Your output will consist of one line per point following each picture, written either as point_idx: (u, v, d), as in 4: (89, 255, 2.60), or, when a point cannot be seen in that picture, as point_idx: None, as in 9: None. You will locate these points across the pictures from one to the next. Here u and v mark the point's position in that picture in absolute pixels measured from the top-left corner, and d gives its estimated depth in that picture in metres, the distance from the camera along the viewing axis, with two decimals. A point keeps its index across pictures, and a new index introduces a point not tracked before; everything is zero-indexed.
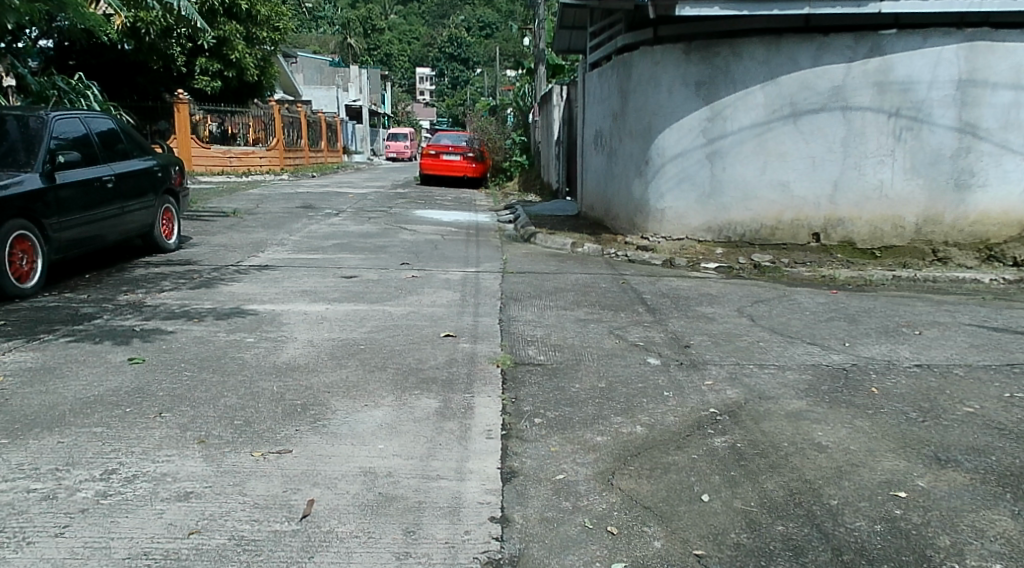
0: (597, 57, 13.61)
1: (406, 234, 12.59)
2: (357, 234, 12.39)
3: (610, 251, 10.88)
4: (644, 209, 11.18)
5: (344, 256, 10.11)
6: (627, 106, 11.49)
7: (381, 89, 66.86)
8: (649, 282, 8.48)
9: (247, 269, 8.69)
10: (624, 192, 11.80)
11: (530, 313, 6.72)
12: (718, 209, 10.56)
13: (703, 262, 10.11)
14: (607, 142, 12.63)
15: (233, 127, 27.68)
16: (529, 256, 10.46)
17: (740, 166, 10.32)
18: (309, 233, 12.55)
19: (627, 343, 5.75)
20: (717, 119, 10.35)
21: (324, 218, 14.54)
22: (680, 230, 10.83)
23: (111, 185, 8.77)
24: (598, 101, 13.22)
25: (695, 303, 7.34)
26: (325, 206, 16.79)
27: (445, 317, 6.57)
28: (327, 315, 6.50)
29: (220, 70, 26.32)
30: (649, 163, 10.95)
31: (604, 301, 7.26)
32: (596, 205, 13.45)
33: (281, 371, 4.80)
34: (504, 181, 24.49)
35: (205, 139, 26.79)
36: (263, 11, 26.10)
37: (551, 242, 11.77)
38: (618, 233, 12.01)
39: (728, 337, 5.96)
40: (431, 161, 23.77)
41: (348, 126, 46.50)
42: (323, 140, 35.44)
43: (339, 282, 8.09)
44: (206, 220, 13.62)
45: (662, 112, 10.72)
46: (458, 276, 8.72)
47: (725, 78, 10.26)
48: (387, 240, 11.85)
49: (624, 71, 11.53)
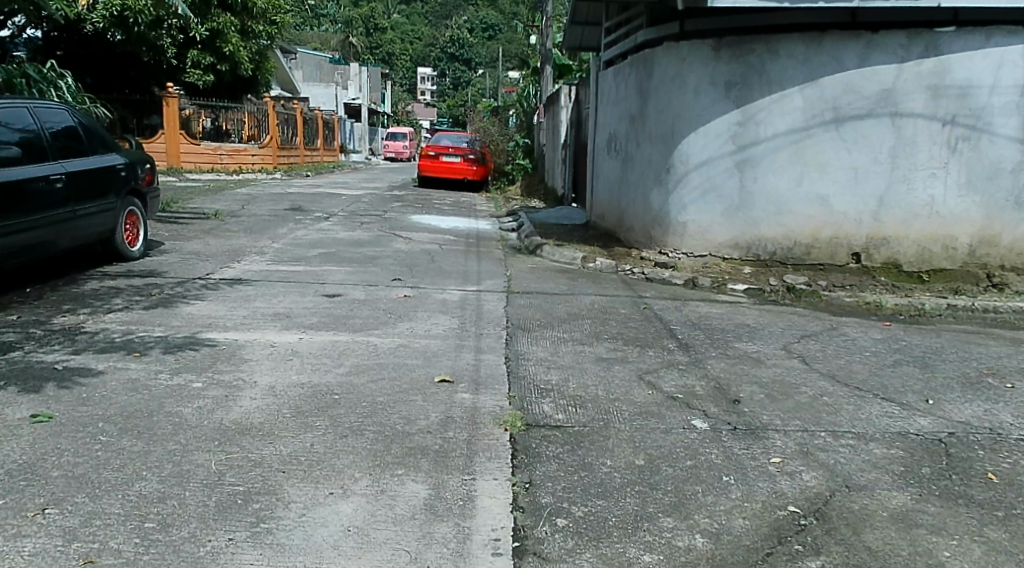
0: (611, 55, 12.63)
1: (401, 243, 11.54)
2: (346, 242, 11.32)
3: (624, 268, 9.84)
4: (664, 222, 10.13)
5: (329, 269, 9.04)
6: (648, 108, 10.45)
7: (381, 88, 65.90)
8: (675, 309, 7.43)
9: (216, 286, 7.65)
10: (641, 202, 10.77)
11: (541, 349, 5.67)
12: (747, 224, 9.51)
13: (730, 283, 9.06)
14: (622, 148, 11.58)
15: (226, 123, 26.22)
16: (536, 272, 9.42)
17: (774, 176, 9.28)
18: (294, 239, 11.50)
19: (661, 395, 4.67)
20: (749, 123, 9.32)
21: (313, 223, 13.48)
22: (704, 246, 9.78)
23: (61, 186, 7.72)
24: (613, 102, 12.16)
25: (733, 337, 6.26)
26: (315, 209, 15.71)
27: (440, 352, 5.51)
28: (299, 349, 5.43)
29: (213, 64, 25.20)
30: (671, 171, 9.91)
31: (626, 334, 6.20)
32: (607, 214, 12.42)
33: (226, 435, 3.74)
34: (505, 185, 23.41)
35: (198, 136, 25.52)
36: (260, 5, 25.13)
37: (559, 255, 10.73)
38: (633, 248, 10.95)
39: (784, 389, 4.87)
40: (431, 162, 22.69)
41: (345, 125, 45.46)
42: (319, 138, 34.33)
43: (319, 302, 7.03)
44: (184, 224, 12.57)
45: (687, 115, 9.69)
46: (456, 296, 7.68)
47: (759, 78, 9.24)
48: (379, 249, 10.80)
49: (645, 70, 10.50)
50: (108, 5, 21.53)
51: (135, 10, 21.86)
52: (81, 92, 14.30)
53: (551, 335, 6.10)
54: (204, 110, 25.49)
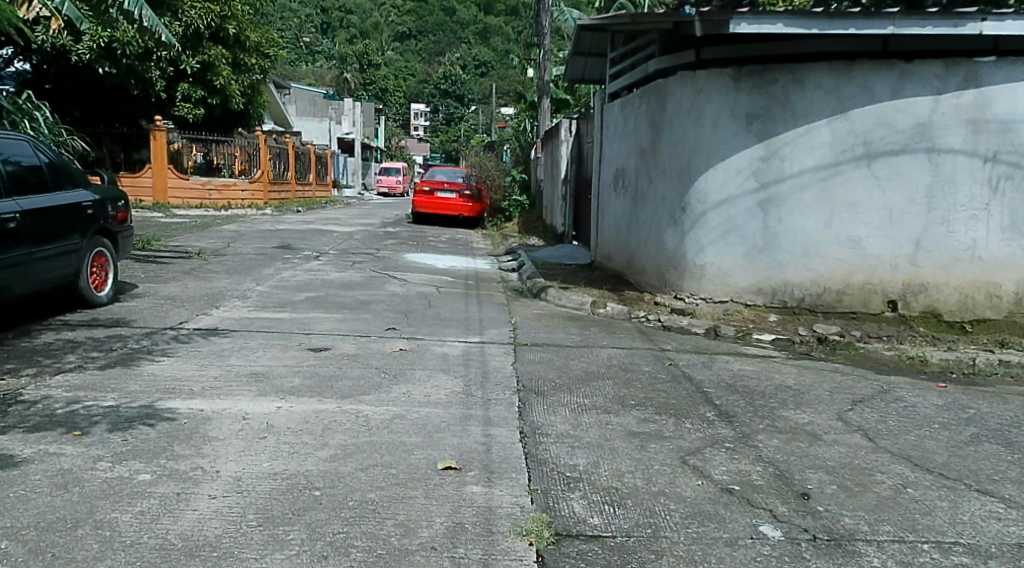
0: (618, 87, 12.01)
1: (395, 285, 10.75)
2: (337, 284, 10.55)
3: (637, 315, 9.08)
4: (679, 264, 9.34)
5: (317, 315, 8.26)
6: (660, 142, 9.71)
7: (374, 123, 65.56)
8: (703, 366, 6.63)
9: (190, 337, 6.84)
10: (653, 242, 10.00)
11: (560, 421, 4.86)
12: (771, 268, 8.72)
13: (755, 333, 8.29)
14: (632, 184, 10.80)
15: (217, 157, 25.18)
16: (543, 320, 8.66)
17: (800, 218, 8.50)
18: (281, 281, 10.70)
19: (714, 487, 3.87)
20: (772, 159, 8.55)
21: (302, 263, 12.67)
22: (723, 291, 8.98)
23: (14, 227, 6.90)
24: (621, 136, 11.42)
25: (776, 403, 5.45)
26: (304, 247, 14.94)
27: (442, 425, 4.69)
28: (275, 421, 4.59)
29: (204, 97, 24.44)
30: (686, 211, 9.16)
31: (655, 402, 5.40)
32: (614, 254, 11.66)
33: (168, 559, 3.03)
34: (503, 222, 22.42)
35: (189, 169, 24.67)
36: (253, 37, 24.71)
37: (566, 300, 9.94)
38: (646, 291, 10.14)
39: (858, 476, 4.07)
40: (425, 199, 21.99)
41: (339, 159, 44.84)
42: (311, 173, 33.61)
43: (303, 358, 6.22)
44: (164, 264, 11.78)
45: (703, 149, 8.93)
46: (457, 350, 6.87)
47: (783, 109, 8.46)
48: (372, 292, 10.01)
49: (657, 101, 9.78)
50: (96, 36, 20.72)
51: (123, 41, 21.10)
52: (59, 124, 13.54)
53: (570, 402, 5.30)
54: (196, 144, 24.64)
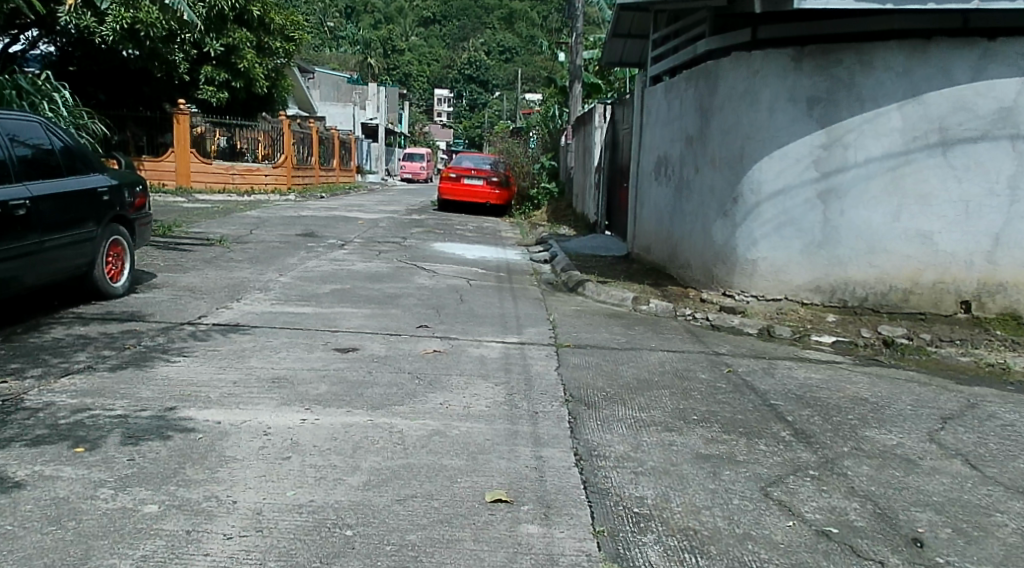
0: (660, 71, 11.60)
1: (425, 276, 10.26)
2: (364, 276, 10.04)
3: (684, 312, 8.55)
4: (728, 259, 8.85)
5: (344, 310, 7.75)
6: (710, 129, 9.26)
7: (398, 108, 65.05)
8: (766, 373, 6.10)
9: (208, 334, 6.36)
10: (697, 236, 9.51)
11: (618, 441, 4.32)
12: (831, 264, 8.26)
13: (814, 335, 7.75)
14: (675, 173, 10.33)
15: (241, 142, 24.84)
16: (584, 317, 8.14)
17: (865, 211, 8.08)
18: (306, 271, 10.22)
19: (809, 531, 3.36)
20: (836, 147, 8.14)
21: (326, 252, 12.18)
22: (777, 288, 8.52)
23: (23, 214, 6.42)
24: (663, 123, 10.95)
25: (856, 421, 4.92)
26: (328, 234, 14.44)
27: (488, 444, 4.17)
28: (300, 438, 4.08)
29: (227, 80, 24.02)
30: (738, 202, 8.69)
31: (720, 417, 4.87)
32: (652, 246, 11.16)
33: None
34: (531, 210, 21.73)
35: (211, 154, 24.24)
36: (278, 20, 24.24)
37: (605, 295, 9.40)
38: (688, 287, 9.64)
39: (973, 515, 3.58)
40: (452, 186, 21.44)
41: (362, 144, 44.36)
42: (335, 158, 33.20)
43: (329, 361, 5.70)
44: (184, 250, 11.32)
45: (759, 136, 8.49)
46: (496, 352, 6.36)
47: (849, 92, 8.05)
48: (401, 284, 9.51)
49: (707, 85, 9.36)
50: (119, 18, 20.23)
51: (146, 24, 20.48)
52: (77, 106, 13.04)
53: (626, 416, 4.77)
54: (220, 128, 24.21)
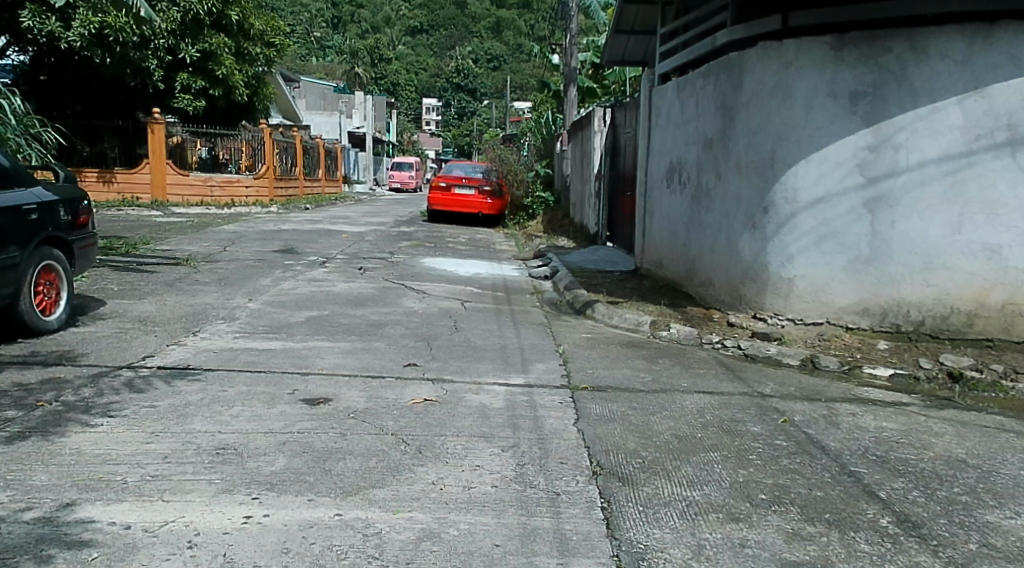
0: (668, 67, 10.58)
1: (413, 299, 9.16)
2: (345, 299, 8.92)
3: (710, 340, 7.52)
4: (759, 277, 7.81)
5: (320, 344, 6.63)
6: (733, 129, 8.21)
7: (386, 117, 64.09)
8: (829, 425, 5.03)
9: (152, 380, 5.23)
10: (719, 250, 8.46)
11: (666, 540, 3.30)
12: (879, 282, 7.22)
13: (867, 368, 6.75)
14: (691, 179, 9.25)
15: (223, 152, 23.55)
16: (597, 348, 7.06)
17: (920, 221, 7.02)
18: (280, 294, 9.10)
19: None
20: (883, 148, 7.10)
21: (304, 270, 11.04)
22: (818, 311, 7.49)
23: None
24: (676, 124, 9.85)
25: (968, 499, 3.88)
26: (308, 250, 13.32)
27: (496, 556, 3.10)
28: (238, 554, 3.01)
29: (205, 88, 22.86)
30: (769, 211, 7.66)
31: (794, 496, 3.82)
32: (665, 260, 10.11)
33: None
34: (525, 220, 20.53)
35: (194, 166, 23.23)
36: (257, 25, 23.49)
37: (617, 318, 8.34)
38: (712, 308, 8.59)
39: None
40: (441, 195, 20.31)
41: (349, 154, 43.25)
42: (320, 167, 32.08)
43: (292, 418, 4.56)
44: (145, 271, 10.19)
45: (793, 136, 7.46)
46: (498, 400, 5.24)
47: (899, 85, 7.01)
48: (386, 309, 8.40)
49: (729, 80, 8.31)
50: (86, 21, 19.03)
51: (116, 27, 19.35)
52: (30, 114, 11.90)
53: (673, 498, 3.73)
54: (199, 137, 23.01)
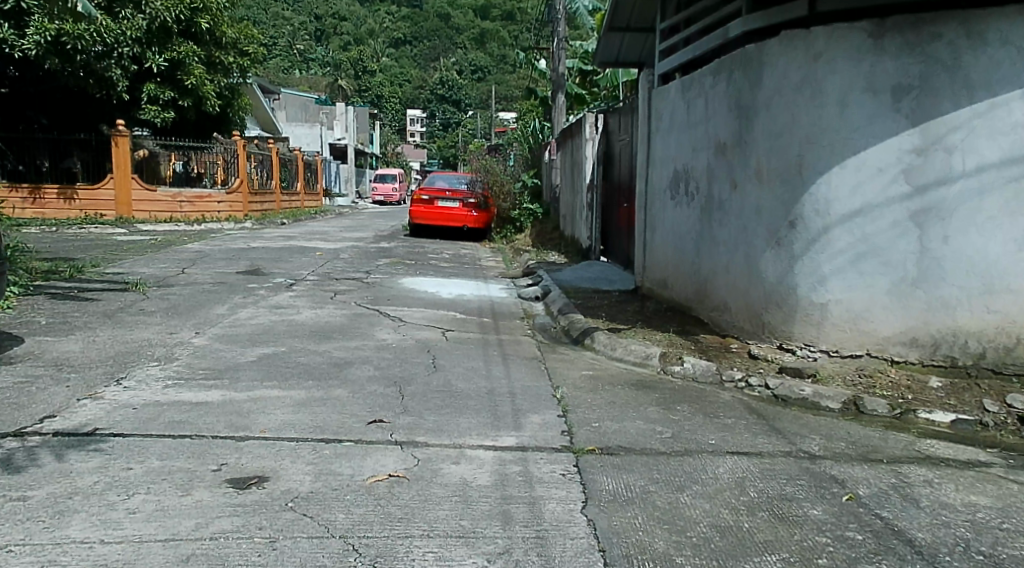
0: (668, 66, 9.61)
1: (388, 329, 8.04)
2: (309, 331, 7.78)
3: (733, 377, 6.45)
4: (785, 302, 6.80)
5: (268, 393, 5.48)
6: (750, 131, 7.21)
7: (369, 130, 62.96)
8: (902, 500, 4.00)
9: (43, 454, 4.09)
10: (736, 270, 7.43)
11: None
12: (931, 308, 6.24)
13: (923, 411, 5.71)
14: (700, 190, 8.24)
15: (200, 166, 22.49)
16: (603, 392, 5.97)
17: (977, 236, 6.08)
18: (235, 325, 7.95)
19: None
20: (932, 151, 6.16)
21: (267, 295, 9.89)
22: (857, 341, 6.48)
23: None
24: (680, 128, 8.84)
25: None
26: (275, 271, 12.17)
27: None
28: None
29: (173, 99, 21.77)
30: (797, 226, 6.67)
31: None
32: (669, 281, 9.08)
33: None
34: (512, 233, 19.40)
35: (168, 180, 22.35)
36: (229, 33, 22.61)
37: (620, 349, 7.26)
38: (727, 336, 7.56)
39: None
40: (423, 209, 19.24)
41: (330, 167, 42.10)
42: (298, 181, 30.97)
43: (210, 514, 3.46)
44: (85, 298, 9.00)
45: (825, 138, 6.50)
46: (480, 474, 4.13)
47: (951, 79, 6.07)
48: (355, 342, 7.27)
49: (744, 76, 7.32)
50: (42, 29, 17.69)
51: (74, 35, 17.88)
52: None
53: None
54: (174, 152, 21.87)
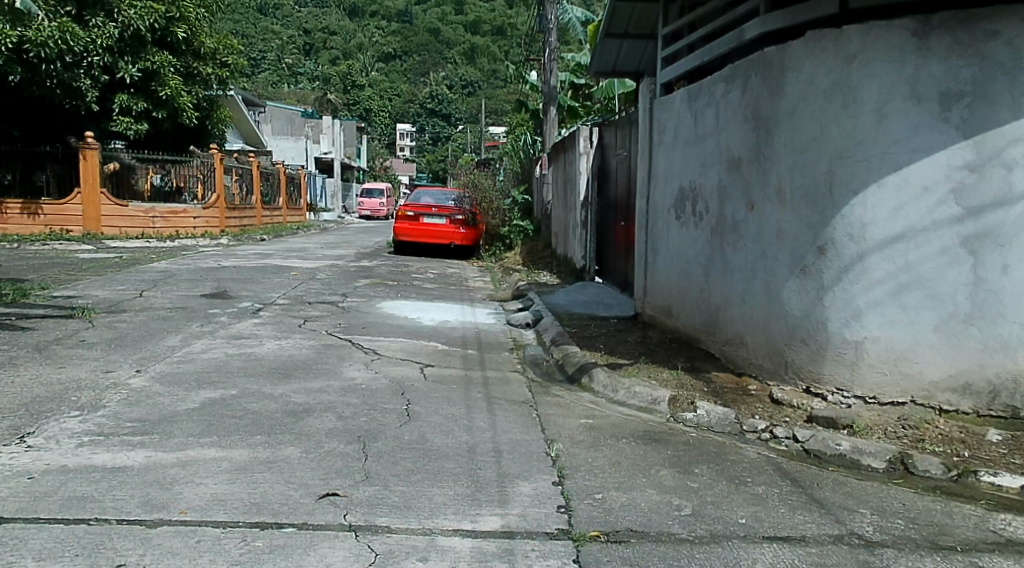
0: (670, 74, 8.76)
1: (358, 365, 7.10)
2: (267, 368, 6.83)
3: (756, 429, 5.55)
4: (812, 338, 5.93)
5: (200, 453, 4.52)
6: (769, 144, 6.36)
7: (357, 143, 62.14)
8: None
9: None
10: (753, 299, 6.56)
11: None
12: (988, 348, 5.45)
13: (986, 473, 4.84)
14: (709, 209, 7.38)
15: (181, 180, 21.81)
16: (606, 448, 5.05)
17: None
18: (184, 360, 7.00)
19: None
20: (989, 167, 5.37)
21: (229, 324, 8.93)
22: (899, 386, 5.64)
23: None
24: (686, 141, 7.99)
25: None
26: (242, 294, 11.22)
27: None
28: None
29: (147, 110, 20.78)
30: (827, 251, 5.82)
31: None
32: (674, 308, 8.21)
33: None
34: (502, 252, 18.53)
35: (146, 195, 21.32)
36: (209, 44, 21.75)
37: (623, 391, 6.35)
38: (742, 374, 6.68)
39: None
40: (408, 225, 18.30)
41: (315, 181, 41.16)
42: (280, 195, 30.02)
43: None
44: (20, 328, 8.04)
45: (860, 153, 5.66)
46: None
47: (1011, 87, 5.30)
48: (317, 383, 6.32)
49: (761, 81, 6.46)
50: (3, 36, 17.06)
51: (37, 42, 17.37)
52: None
53: None
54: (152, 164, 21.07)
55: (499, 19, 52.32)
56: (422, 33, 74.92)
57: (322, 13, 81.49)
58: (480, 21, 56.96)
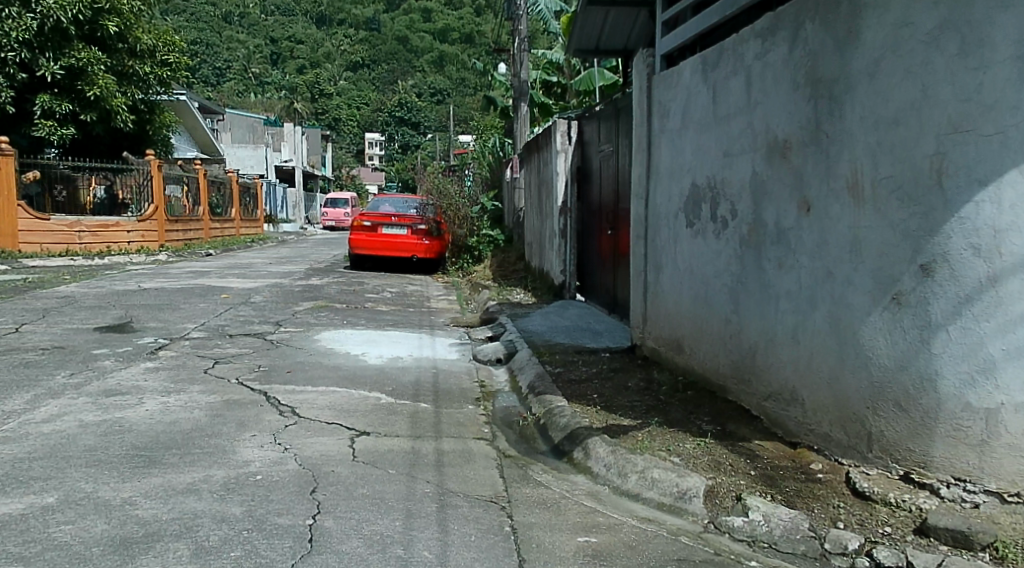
0: (670, 44, 6.87)
1: (261, 438, 5.09)
2: (126, 447, 4.81)
3: (845, 550, 3.72)
4: (914, 401, 4.01)
5: None
6: (835, 119, 4.45)
7: (322, 152, 59.96)
8: None
9: None
10: (812, 339, 4.61)
11: None
12: None
13: None
14: (739, 212, 5.44)
15: (123, 191, 19.87)
16: None
17: None
18: (13, 435, 4.97)
19: None
20: None
21: (108, 370, 6.88)
22: None
23: None
24: (700, 124, 6.07)
25: None
26: (148, 326, 9.14)
27: None
28: None
29: (74, 113, 18.54)
30: (937, 272, 3.92)
31: None
32: (686, 344, 6.26)
33: None
34: (470, 265, 16.36)
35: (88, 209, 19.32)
36: (145, 40, 19.62)
37: (635, 478, 4.41)
38: (796, 445, 4.75)
39: None
40: (365, 236, 16.27)
41: (275, 191, 38.90)
42: (234, 205, 27.89)
43: None
44: None
45: (988, 125, 3.78)
46: None
47: None
48: (184, 477, 4.31)
49: (821, 29, 4.55)
50: None
51: None
52: None
53: None
54: (93, 175, 19.13)
55: (466, 26, 50.73)
56: (390, 40, 72.98)
57: (287, 20, 79.31)
58: (449, 28, 55.25)
